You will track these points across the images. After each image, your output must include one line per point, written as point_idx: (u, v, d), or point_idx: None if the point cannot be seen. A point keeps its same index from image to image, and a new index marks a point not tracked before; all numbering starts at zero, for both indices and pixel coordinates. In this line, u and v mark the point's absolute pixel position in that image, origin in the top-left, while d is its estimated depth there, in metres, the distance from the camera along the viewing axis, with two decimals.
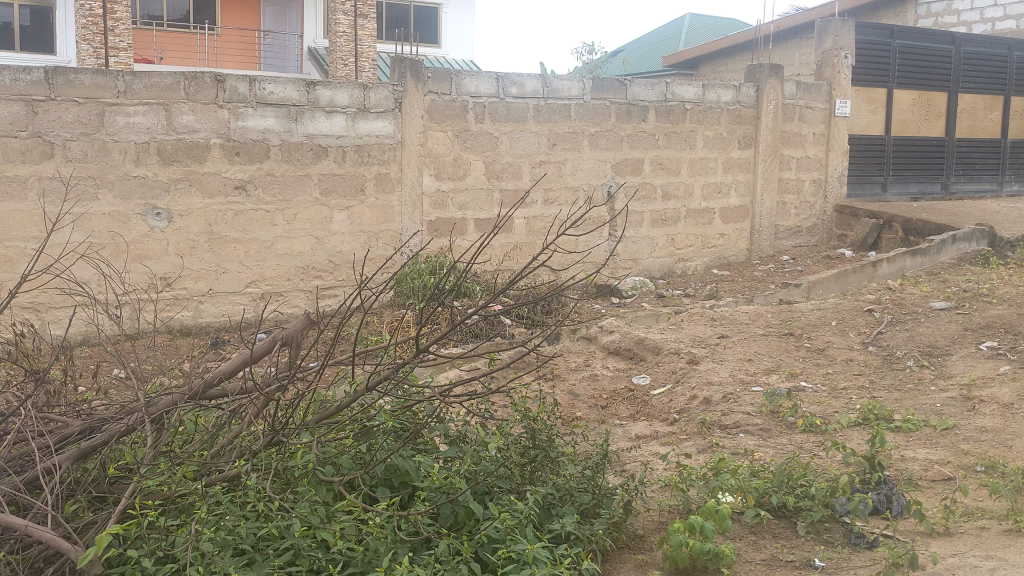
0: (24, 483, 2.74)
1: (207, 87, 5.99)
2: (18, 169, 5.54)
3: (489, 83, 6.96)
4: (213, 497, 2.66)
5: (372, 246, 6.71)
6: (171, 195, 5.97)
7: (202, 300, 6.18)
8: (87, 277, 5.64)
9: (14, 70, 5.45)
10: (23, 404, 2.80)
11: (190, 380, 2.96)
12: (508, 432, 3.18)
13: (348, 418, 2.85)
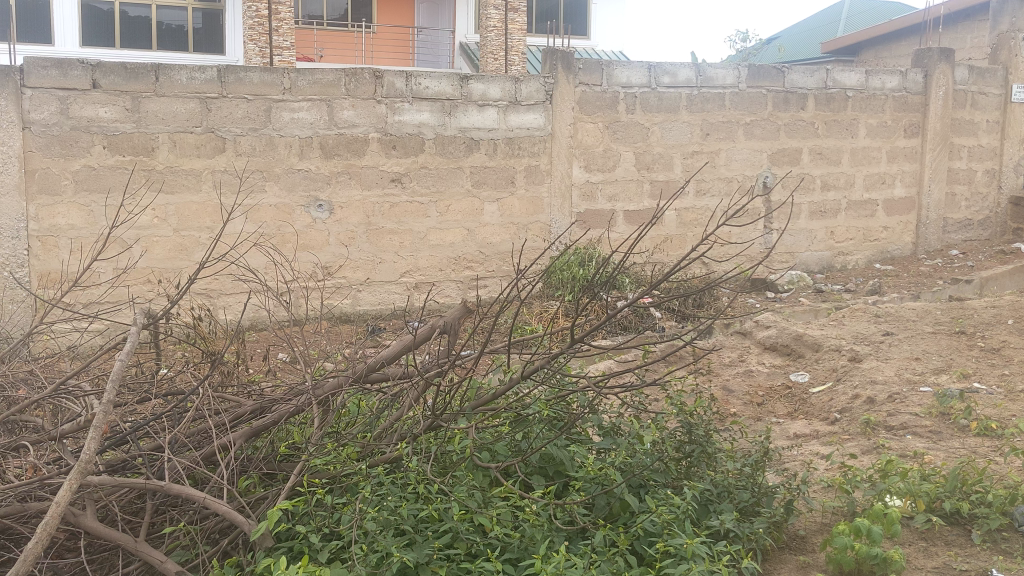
0: (202, 458, 2.91)
1: (366, 82, 6.18)
2: (194, 163, 5.86)
3: (640, 72, 6.88)
4: (376, 478, 2.74)
5: (522, 238, 6.77)
6: (332, 187, 6.20)
7: (361, 289, 6.39)
8: (258, 265, 5.93)
9: (191, 69, 5.77)
10: (201, 383, 2.98)
11: (354, 363, 3.07)
12: (662, 425, 3.14)
13: (504, 406, 2.88)
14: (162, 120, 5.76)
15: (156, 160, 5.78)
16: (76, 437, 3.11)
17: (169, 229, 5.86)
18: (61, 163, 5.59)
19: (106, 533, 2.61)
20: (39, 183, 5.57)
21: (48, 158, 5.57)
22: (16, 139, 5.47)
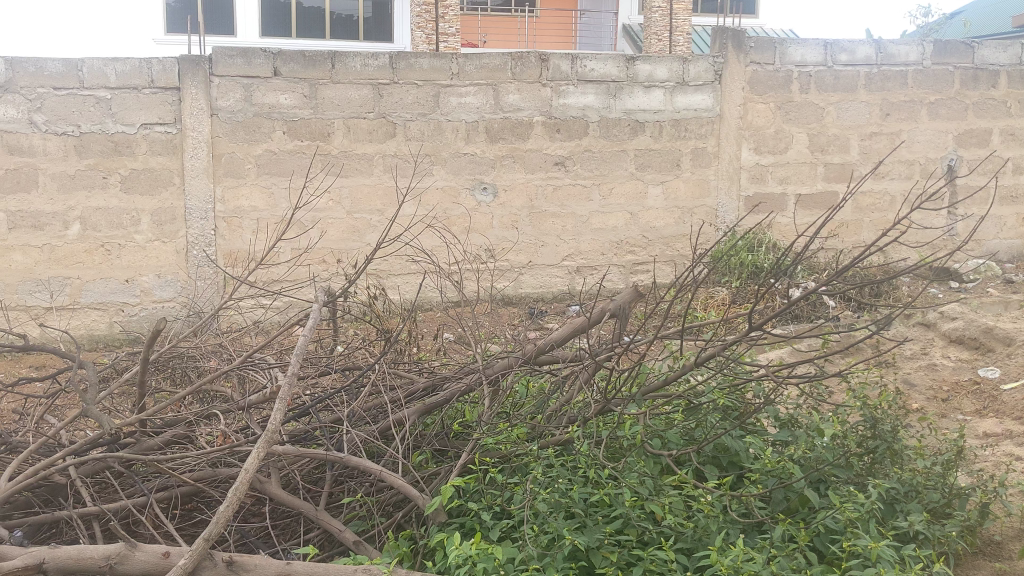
0: (378, 433, 3.00)
1: (532, 66, 6.20)
2: (366, 147, 6.04)
3: (816, 50, 6.60)
4: (546, 459, 2.74)
5: (687, 222, 6.64)
6: (497, 171, 6.26)
7: (523, 271, 6.44)
8: (428, 246, 6.07)
9: (364, 56, 5.95)
10: (377, 360, 3.07)
11: (523, 345, 3.08)
12: (843, 419, 3.01)
13: (676, 393, 2.83)
14: (338, 106, 5.96)
15: (331, 145, 6.00)
16: (261, 408, 3.28)
17: (343, 211, 6.07)
18: (245, 148, 5.88)
19: (290, 501, 2.73)
20: (225, 167, 5.88)
21: (233, 144, 5.87)
22: (205, 126, 5.79)
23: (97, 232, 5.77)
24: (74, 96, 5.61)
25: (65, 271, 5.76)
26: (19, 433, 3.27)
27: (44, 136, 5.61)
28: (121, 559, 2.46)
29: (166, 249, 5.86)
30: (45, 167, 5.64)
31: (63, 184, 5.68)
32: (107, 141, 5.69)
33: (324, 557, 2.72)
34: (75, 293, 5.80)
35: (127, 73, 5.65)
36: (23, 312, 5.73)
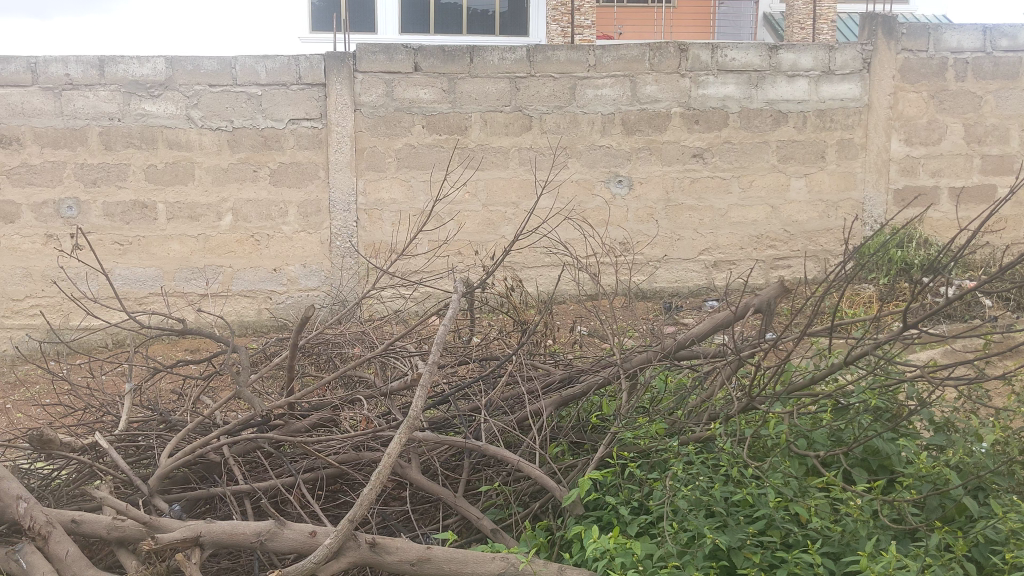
0: (515, 423, 3.02)
1: (671, 56, 6.12)
2: (502, 141, 6.09)
3: (974, 36, 6.27)
4: (687, 456, 2.70)
5: (832, 216, 6.41)
6: (633, 163, 6.20)
7: (658, 266, 6.36)
8: (565, 239, 6.06)
9: (502, 50, 5.99)
10: (515, 350, 3.09)
11: (662, 339, 3.04)
12: (1004, 425, 2.85)
13: (822, 393, 2.73)
14: (475, 100, 6.03)
15: (469, 138, 6.08)
16: (401, 395, 3.35)
17: (479, 203, 6.14)
18: (386, 142, 6.03)
19: (430, 487, 2.77)
20: (367, 161, 6.04)
21: (374, 138, 6.02)
22: (348, 120, 5.96)
23: (247, 223, 6.02)
24: (228, 92, 5.88)
25: (218, 260, 6.04)
26: (177, 412, 3.45)
27: (200, 131, 5.89)
28: (271, 536, 2.56)
29: (311, 239, 6.07)
30: (201, 161, 5.93)
31: (217, 176, 5.96)
32: (257, 136, 5.94)
33: (462, 543, 2.76)
34: (227, 281, 6.07)
35: (276, 70, 5.88)
36: (180, 299, 6.04)
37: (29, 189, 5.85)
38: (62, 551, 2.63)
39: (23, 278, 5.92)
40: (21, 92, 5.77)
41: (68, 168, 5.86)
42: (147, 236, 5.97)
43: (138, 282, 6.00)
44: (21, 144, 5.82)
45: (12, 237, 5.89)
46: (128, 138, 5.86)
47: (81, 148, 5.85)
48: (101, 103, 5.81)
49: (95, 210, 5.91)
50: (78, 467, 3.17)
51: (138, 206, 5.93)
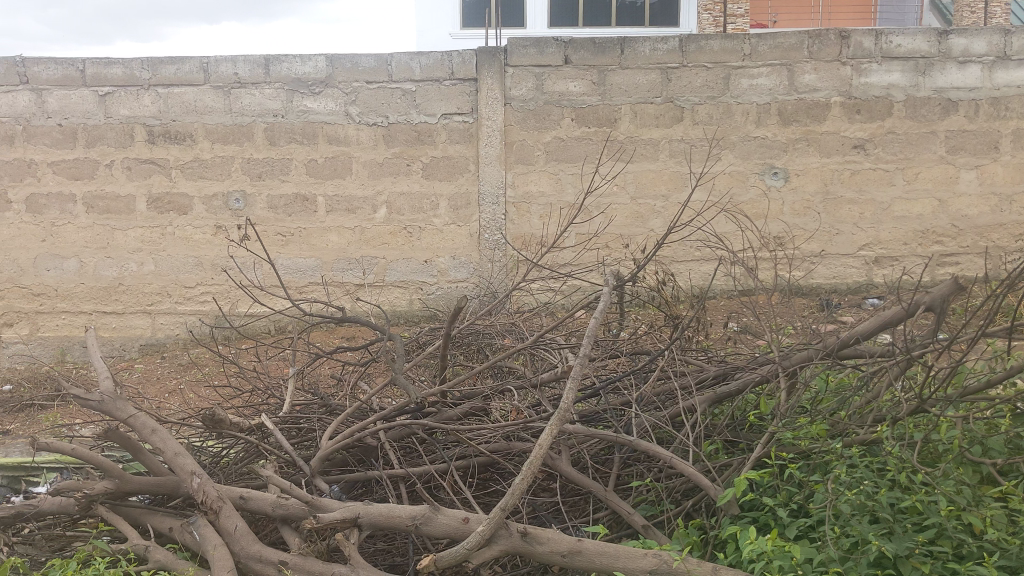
0: (668, 418, 2.97)
1: (831, 44, 5.91)
2: (653, 132, 6.01)
3: None
4: (850, 459, 2.60)
5: (1006, 210, 6.03)
6: (789, 155, 6.00)
7: (816, 261, 6.13)
8: (723, 232, 5.92)
9: (654, 40, 5.92)
10: (668, 345, 3.04)
11: (823, 336, 2.93)
12: None
13: (999, 398, 2.58)
14: (626, 92, 5.98)
15: (618, 130, 6.03)
16: (552, 387, 3.36)
17: (628, 196, 6.07)
18: (535, 135, 6.05)
19: (581, 480, 2.77)
20: (516, 154, 6.08)
21: (524, 131, 6.06)
22: (499, 114, 6.02)
23: (401, 216, 6.18)
24: (384, 88, 6.04)
25: (373, 252, 6.23)
26: (335, 396, 3.57)
27: (357, 126, 6.08)
28: (426, 520, 2.61)
29: (461, 232, 6.17)
30: (358, 155, 6.12)
31: (373, 170, 6.14)
32: (411, 130, 6.08)
33: (612, 537, 2.74)
34: (381, 272, 6.24)
35: (430, 66, 6.00)
36: (336, 289, 6.25)
37: (201, 183, 6.18)
38: (231, 526, 2.76)
39: (194, 266, 6.27)
40: (194, 91, 6.10)
41: (235, 163, 6.16)
42: (307, 228, 6.21)
43: (298, 272, 6.25)
44: (194, 141, 6.15)
45: (185, 228, 6.23)
46: (290, 133, 6.12)
47: (248, 143, 6.14)
48: (266, 100, 6.08)
49: (260, 203, 6.19)
50: (245, 446, 3.33)
51: (299, 199, 6.18)
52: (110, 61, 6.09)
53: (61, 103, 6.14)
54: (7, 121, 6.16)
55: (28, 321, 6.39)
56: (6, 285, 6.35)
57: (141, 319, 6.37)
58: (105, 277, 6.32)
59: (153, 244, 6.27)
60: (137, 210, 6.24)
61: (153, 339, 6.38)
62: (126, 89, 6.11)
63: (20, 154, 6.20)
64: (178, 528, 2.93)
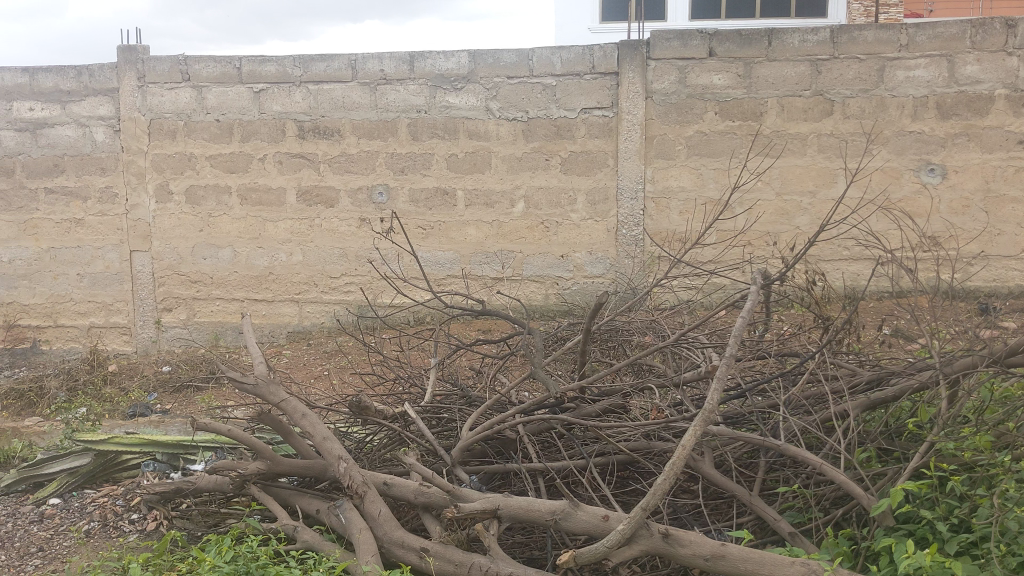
0: (817, 423, 2.87)
1: (996, 33, 5.57)
2: (801, 127, 5.82)
3: None
4: (1018, 473, 2.46)
5: None
6: (947, 150, 5.71)
7: (975, 263, 5.80)
8: (878, 229, 5.68)
9: (804, 32, 5.73)
10: (819, 347, 2.93)
11: (989, 343, 2.76)
12: None
13: None
14: (773, 85, 5.81)
15: (763, 124, 5.86)
16: (694, 386, 3.30)
17: (773, 192, 5.90)
18: (677, 129, 5.95)
19: (725, 483, 2.70)
20: (656, 149, 6.00)
21: (665, 125, 5.97)
22: (639, 109, 5.95)
23: (539, 211, 6.20)
24: (525, 84, 6.06)
25: (511, 246, 6.27)
26: (475, 388, 3.60)
27: (498, 121, 6.13)
28: (565, 515, 2.59)
29: (599, 227, 6.14)
30: (498, 150, 6.17)
31: (512, 165, 6.17)
32: (551, 125, 6.08)
33: (757, 543, 2.67)
34: (518, 266, 6.28)
35: (571, 61, 5.99)
36: (474, 282, 6.33)
37: (347, 176, 6.37)
38: (375, 511, 2.82)
39: (339, 258, 6.47)
40: (342, 87, 6.28)
41: (380, 158, 6.31)
42: (447, 221, 6.31)
43: (438, 265, 6.36)
44: (341, 136, 6.34)
45: (331, 220, 6.44)
46: (433, 128, 6.22)
47: (392, 138, 6.28)
48: (411, 96, 6.20)
49: (402, 196, 6.33)
50: (388, 433, 3.41)
51: (440, 193, 6.28)
52: (264, 59, 6.34)
53: (219, 100, 6.43)
54: (170, 117, 6.50)
55: (186, 306, 6.74)
56: (167, 273, 6.71)
57: (289, 307, 6.62)
58: (256, 266, 6.60)
59: (301, 235, 6.50)
60: (287, 202, 6.48)
61: (300, 327, 6.62)
62: (279, 86, 6.35)
63: (181, 148, 6.54)
64: (325, 511, 3.02)
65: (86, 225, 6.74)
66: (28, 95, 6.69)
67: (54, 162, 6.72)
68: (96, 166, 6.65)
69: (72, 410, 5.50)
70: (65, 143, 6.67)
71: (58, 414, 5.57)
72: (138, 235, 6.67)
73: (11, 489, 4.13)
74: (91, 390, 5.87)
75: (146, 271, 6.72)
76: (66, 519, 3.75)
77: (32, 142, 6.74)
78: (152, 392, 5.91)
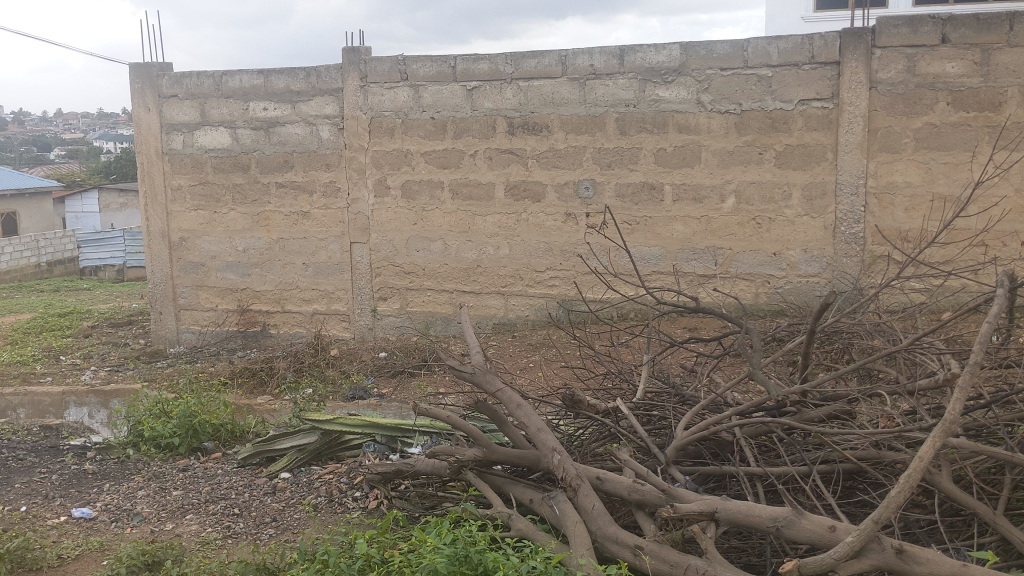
0: None
1: None
2: None
3: None
4: None
5: None
6: None
7: None
8: None
9: None
10: None
11: None
12: None
13: None
14: (1014, 72, 5.36)
15: (1002, 114, 5.42)
16: (928, 395, 3.10)
17: (1012, 188, 5.45)
18: (904, 121, 5.61)
19: (965, 500, 2.52)
20: (880, 142, 5.67)
21: (891, 117, 5.63)
22: (863, 99, 5.64)
23: (750, 206, 6.01)
24: (739, 75, 5.89)
25: (719, 242, 6.12)
26: (688, 387, 3.54)
27: (709, 114, 6.00)
28: (788, 523, 2.49)
29: (814, 224, 5.89)
30: (709, 144, 6.04)
31: (723, 159, 6.02)
32: (765, 118, 5.88)
33: (1001, 566, 2.48)
34: (726, 263, 6.13)
35: (789, 51, 5.76)
36: (682, 279, 6.24)
37: (555, 171, 6.42)
38: (589, 505, 2.83)
39: (546, 252, 6.54)
40: (552, 83, 6.33)
41: (587, 153, 6.33)
42: (655, 217, 6.24)
43: (645, 260, 6.31)
44: (550, 131, 6.40)
45: (539, 214, 6.52)
46: (642, 123, 6.17)
47: (600, 133, 6.28)
48: (620, 90, 6.17)
49: (609, 191, 6.32)
50: (600, 428, 3.41)
51: (647, 187, 6.22)
52: (478, 57, 6.49)
53: (434, 98, 6.65)
54: (389, 115, 6.79)
55: (400, 296, 7.03)
56: (383, 263, 7.02)
57: (496, 299, 6.77)
58: (466, 259, 6.78)
59: (509, 229, 6.62)
60: (496, 197, 6.62)
61: (505, 319, 6.75)
62: (491, 84, 6.48)
63: (398, 145, 6.81)
64: (539, 501, 3.07)
65: (311, 218, 7.16)
66: (262, 95, 7.17)
67: (284, 159, 7.17)
68: (321, 162, 7.05)
69: (299, 391, 5.88)
70: (294, 141, 7.10)
71: (287, 393, 5.97)
72: (358, 228, 7.02)
73: (247, 462, 4.47)
74: (315, 372, 6.25)
75: (364, 262, 7.06)
76: (296, 493, 4.00)
77: (265, 140, 7.21)
78: (369, 375, 6.21)
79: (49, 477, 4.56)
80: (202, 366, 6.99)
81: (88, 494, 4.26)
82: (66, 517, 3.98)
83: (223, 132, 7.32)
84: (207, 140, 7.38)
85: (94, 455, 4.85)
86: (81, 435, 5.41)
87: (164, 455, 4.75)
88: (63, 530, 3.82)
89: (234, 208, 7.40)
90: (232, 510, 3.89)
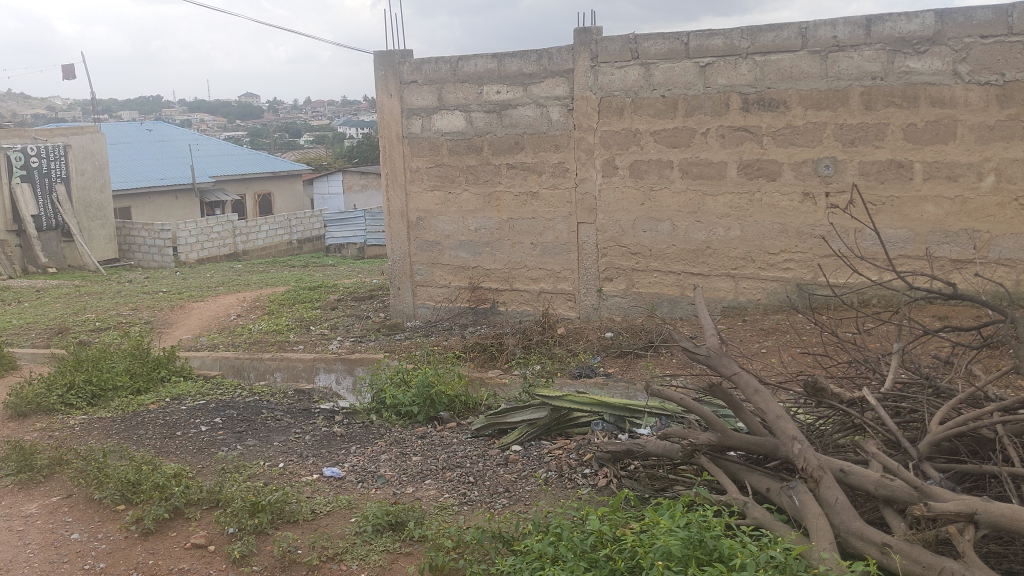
0: None
1: None
2: None
3: None
4: None
5: None
6: None
7: None
8: None
9: None
10: None
11: None
12: None
13: None
14: None
15: None
16: None
17: None
18: None
19: None
20: None
21: None
22: None
23: (1013, 185, 5.52)
24: (1003, 43, 5.39)
25: (975, 225, 5.67)
26: (942, 379, 3.30)
27: (967, 86, 5.54)
28: None
29: None
30: (966, 118, 5.58)
31: (982, 135, 5.55)
32: None
33: None
34: (984, 247, 5.67)
35: None
36: (932, 263, 5.83)
37: (791, 149, 6.17)
38: (832, 498, 2.71)
39: (780, 233, 6.31)
40: (791, 57, 6.06)
41: (828, 129, 6.03)
42: (902, 197, 5.87)
43: (891, 243, 5.96)
44: (787, 107, 6.13)
45: (774, 194, 6.29)
46: (889, 97, 5.78)
47: (842, 109, 5.95)
48: (866, 63, 5.81)
49: (852, 169, 5.99)
50: (843, 418, 3.25)
51: (894, 165, 5.85)
52: (712, 32, 6.33)
53: (666, 76, 6.55)
54: (619, 94, 6.76)
55: (626, 277, 7.02)
56: (610, 244, 7.03)
57: (725, 281, 6.61)
58: (694, 240, 6.67)
59: (741, 210, 6.44)
60: (728, 176, 6.45)
61: (735, 302, 6.59)
62: (725, 59, 6.29)
63: (628, 124, 6.78)
64: (777, 490, 2.98)
65: (541, 198, 7.28)
66: (496, 78, 7.34)
67: (516, 140, 7.31)
68: (551, 143, 7.14)
69: (529, 366, 6.03)
70: (526, 123, 7.23)
71: (517, 367, 6.13)
72: (586, 208, 7.07)
73: (480, 433, 4.62)
74: (544, 348, 6.37)
75: (592, 242, 7.10)
76: (528, 466, 4.09)
77: (497, 122, 7.38)
78: (596, 354, 6.26)
79: (303, 437, 4.92)
80: (436, 339, 7.31)
81: (337, 455, 4.57)
82: (318, 475, 4.28)
83: (458, 115, 7.57)
84: (444, 124, 7.65)
85: (341, 419, 5.19)
86: (329, 400, 5.80)
87: (404, 423, 5.01)
88: (316, 486, 4.11)
89: (468, 188, 7.65)
90: (467, 478, 4.05)
